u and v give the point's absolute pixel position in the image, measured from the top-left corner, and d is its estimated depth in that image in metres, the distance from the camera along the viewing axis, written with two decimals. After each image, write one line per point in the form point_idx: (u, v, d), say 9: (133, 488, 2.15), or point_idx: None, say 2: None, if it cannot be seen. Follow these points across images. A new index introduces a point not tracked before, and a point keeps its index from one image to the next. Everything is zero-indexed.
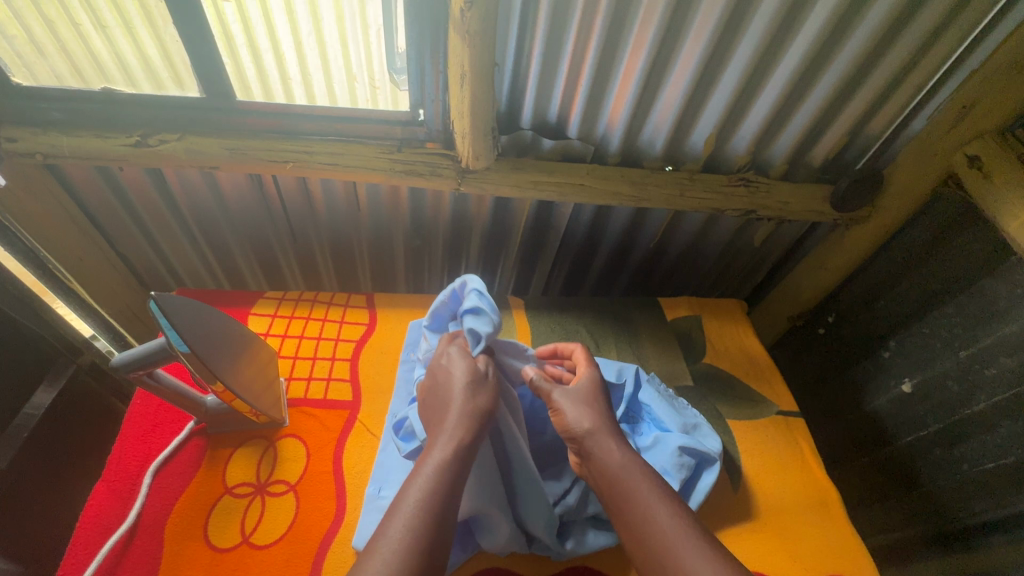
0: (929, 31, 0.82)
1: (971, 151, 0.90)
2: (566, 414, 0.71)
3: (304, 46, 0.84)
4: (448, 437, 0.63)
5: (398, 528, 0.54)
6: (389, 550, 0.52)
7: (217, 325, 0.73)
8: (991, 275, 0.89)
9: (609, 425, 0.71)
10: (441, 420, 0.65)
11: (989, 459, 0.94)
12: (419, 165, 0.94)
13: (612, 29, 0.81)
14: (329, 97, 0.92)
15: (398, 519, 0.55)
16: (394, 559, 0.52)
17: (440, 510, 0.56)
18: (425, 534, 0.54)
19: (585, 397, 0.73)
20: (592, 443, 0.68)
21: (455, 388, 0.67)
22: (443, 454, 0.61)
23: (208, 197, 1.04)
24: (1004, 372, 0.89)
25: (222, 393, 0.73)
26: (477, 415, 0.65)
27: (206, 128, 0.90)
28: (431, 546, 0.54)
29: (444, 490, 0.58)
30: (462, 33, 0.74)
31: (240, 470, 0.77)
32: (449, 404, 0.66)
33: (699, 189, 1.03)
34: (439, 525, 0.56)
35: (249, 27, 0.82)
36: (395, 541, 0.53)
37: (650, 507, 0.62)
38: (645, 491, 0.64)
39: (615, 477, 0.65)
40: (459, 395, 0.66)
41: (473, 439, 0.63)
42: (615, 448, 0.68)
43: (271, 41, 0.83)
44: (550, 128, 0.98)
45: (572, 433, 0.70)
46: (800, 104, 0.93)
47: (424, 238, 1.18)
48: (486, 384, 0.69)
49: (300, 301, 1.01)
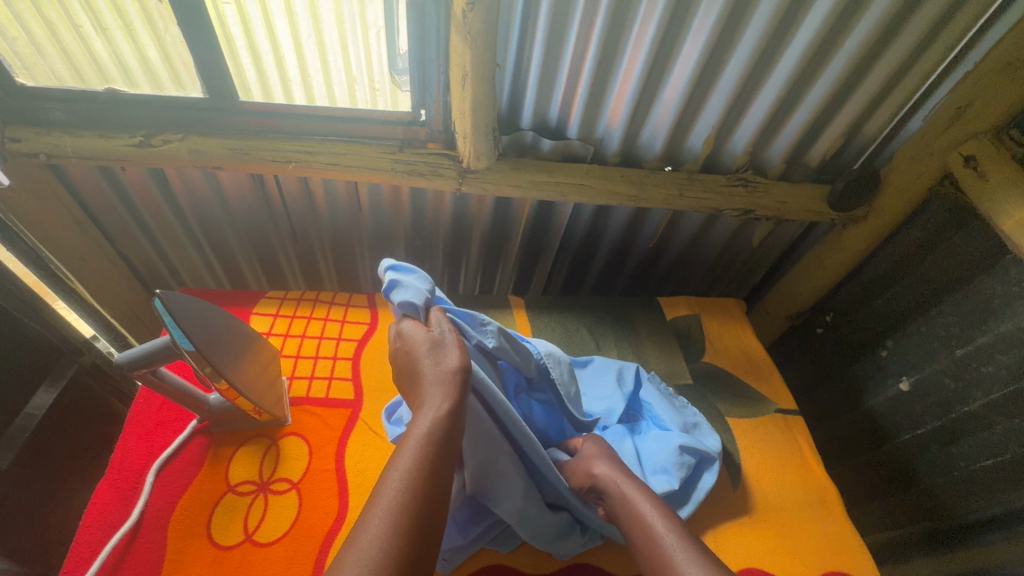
0: (924, 32, 0.83)
1: (967, 151, 0.91)
2: (580, 473, 0.73)
3: (304, 48, 0.84)
4: (428, 404, 0.61)
5: (387, 498, 0.52)
6: (379, 518, 0.51)
7: (219, 323, 0.73)
8: (986, 274, 0.90)
9: (617, 464, 0.73)
10: (420, 390, 0.63)
11: (986, 456, 0.94)
12: (419, 165, 0.95)
13: (612, 31, 0.82)
14: (330, 98, 0.92)
15: (386, 489, 0.53)
16: (383, 527, 0.50)
17: (428, 477, 0.55)
18: (414, 501, 0.52)
19: (595, 450, 0.75)
20: (602, 486, 0.70)
21: (420, 357, 0.65)
22: (424, 419, 0.59)
23: (209, 197, 1.04)
24: (1000, 369, 0.90)
25: (225, 391, 0.73)
26: (450, 377, 0.63)
27: (208, 128, 0.91)
28: (423, 513, 0.52)
29: (430, 455, 0.56)
30: (463, 34, 0.74)
31: (243, 468, 0.77)
32: (422, 372, 0.64)
33: (698, 189, 1.03)
34: (428, 490, 0.54)
35: (249, 30, 0.82)
36: (383, 509, 0.51)
37: (652, 526, 0.63)
38: (647, 512, 0.65)
39: (624, 508, 0.67)
40: (428, 361, 0.64)
41: (453, 401, 0.61)
42: (618, 480, 0.69)
43: (272, 44, 0.84)
44: (550, 129, 0.99)
45: (585, 483, 0.72)
46: (797, 105, 0.94)
47: (425, 238, 1.19)
48: (438, 344, 0.66)
49: (301, 300, 1.01)
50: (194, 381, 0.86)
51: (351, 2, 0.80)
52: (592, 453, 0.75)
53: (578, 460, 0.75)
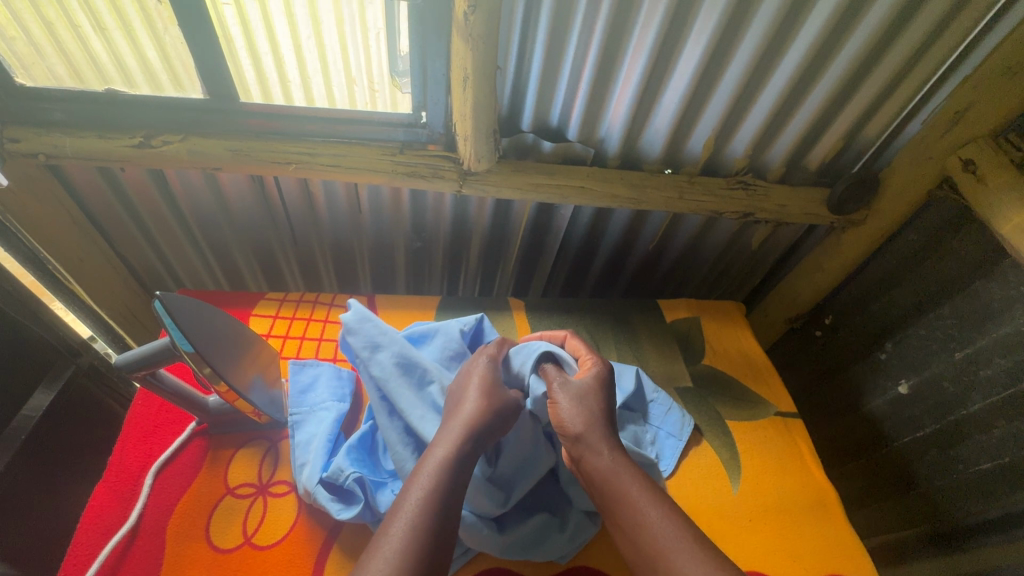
0: (923, 38, 0.84)
1: (965, 155, 0.91)
2: (557, 408, 0.70)
3: (304, 49, 0.84)
4: (455, 430, 0.64)
5: (405, 515, 0.56)
6: (400, 530, 0.54)
7: (218, 324, 0.73)
8: (985, 277, 0.91)
9: (603, 424, 0.69)
10: (452, 416, 0.67)
11: (984, 459, 0.95)
12: (420, 167, 0.95)
13: (613, 34, 0.82)
14: (329, 100, 0.92)
15: (406, 503, 0.57)
16: (403, 539, 0.53)
17: (448, 497, 0.58)
18: (433, 516, 0.56)
19: (584, 394, 0.71)
20: (582, 446, 0.67)
21: (470, 390, 0.70)
22: (450, 443, 0.63)
23: (209, 199, 1.04)
24: (999, 372, 0.90)
25: (225, 393, 0.73)
26: (493, 414, 0.67)
27: (208, 129, 0.91)
28: (439, 526, 0.56)
29: (451, 477, 0.60)
30: (464, 36, 0.74)
31: (242, 471, 0.77)
32: (462, 402, 0.69)
33: (698, 191, 1.04)
34: (446, 509, 0.57)
35: (249, 31, 0.82)
36: (404, 523, 0.55)
37: (639, 508, 0.61)
38: (633, 492, 0.63)
39: (606, 478, 0.65)
40: (474, 395, 0.69)
41: (482, 433, 0.65)
42: (604, 451, 0.66)
43: (272, 45, 0.84)
44: (550, 131, 0.99)
45: (566, 431, 0.69)
46: (797, 108, 0.94)
47: (425, 240, 1.19)
48: (503, 393, 0.71)
49: (301, 302, 1.01)
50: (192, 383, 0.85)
51: (351, 3, 0.80)
52: (575, 397, 0.70)
53: (559, 394, 0.71)
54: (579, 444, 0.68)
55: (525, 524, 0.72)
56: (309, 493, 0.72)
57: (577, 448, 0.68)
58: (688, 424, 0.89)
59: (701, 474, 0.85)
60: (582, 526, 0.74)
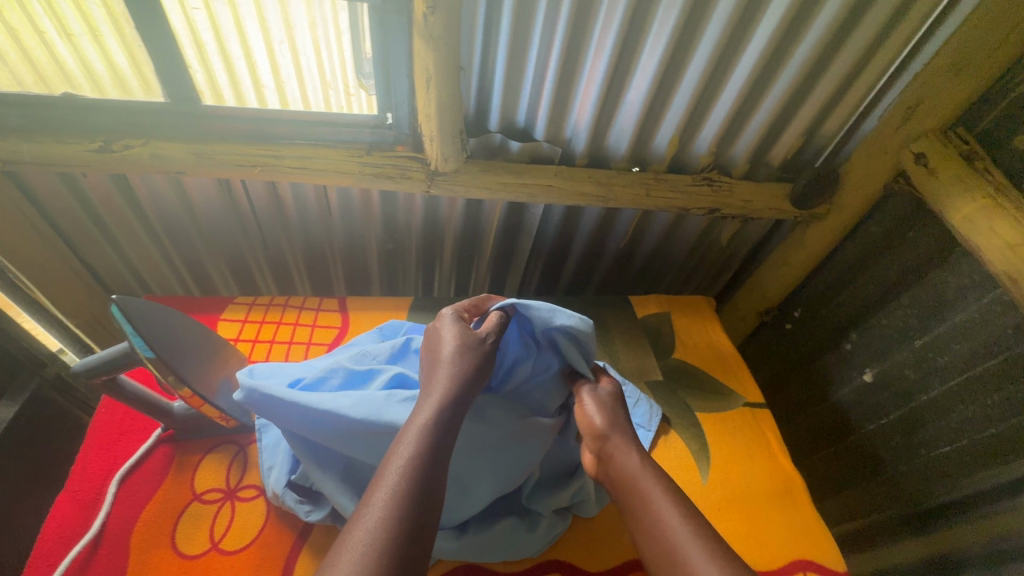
0: (874, 37, 0.86)
1: (918, 149, 0.94)
2: (582, 412, 0.74)
3: (278, 54, 0.84)
4: (434, 393, 0.62)
5: (390, 480, 0.52)
6: (383, 498, 0.51)
7: (179, 328, 0.72)
8: (940, 267, 0.94)
9: (629, 430, 0.71)
10: (431, 379, 0.64)
11: (945, 442, 0.97)
12: (388, 168, 0.94)
13: (574, 35, 0.83)
14: (310, 105, 0.92)
15: (390, 470, 0.53)
16: (388, 505, 0.50)
17: (431, 460, 0.55)
18: (419, 481, 0.53)
19: (610, 398, 0.75)
20: (611, 443, 0.69)
21: (445, 346, 0.67)
22: (430, 407, 0.60)
23: (176, 203, 1.03)
24: (955, 358, 0.93)
25: (190, 398, 0.72)
26: (467, 373, 0.65)
27: (171, 132, 0.90)
28: (426, 492, 0.53)
29: (431, 439, 0.57)
30: (426, 37, 0.75)
31: (209, 477, 0.76)
32: (439, 360, 0.66)
33: (664, 188, 1.05)
34: (429, 474, 0.54)
35: (221, 35, 0.80)
36: (387, 490, 0.51)
37: (655, 507, 0.60)
38: (654, 492, 0.62)
39: (628, 478, 0.64)
40: (449, 353, 0.66)
41: (462, 394, 0.63)
42: (631, 451, 0.67)
43: (245, 50, 0.83)
44: (517, 131, 1.00)
45: (593, 430, 0.71)
46: (756, 106, 0.97)
47: (397, 241, 1.19)
48: (473, 347, 0.67)
49: (271, 305, 1.00)
50: (154, 388, 0.84)
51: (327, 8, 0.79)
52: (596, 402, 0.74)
53: (582, 398, 0.75)
54: (603, 442, 0.69)
55: (492, 526, 0.72)
56: (277, 497, 0.72)
57: (605, 447, 0.69)
58: (656, 414, 0.91)
59: (671, 465, 0.87)
60: (552, 524, 0.76)
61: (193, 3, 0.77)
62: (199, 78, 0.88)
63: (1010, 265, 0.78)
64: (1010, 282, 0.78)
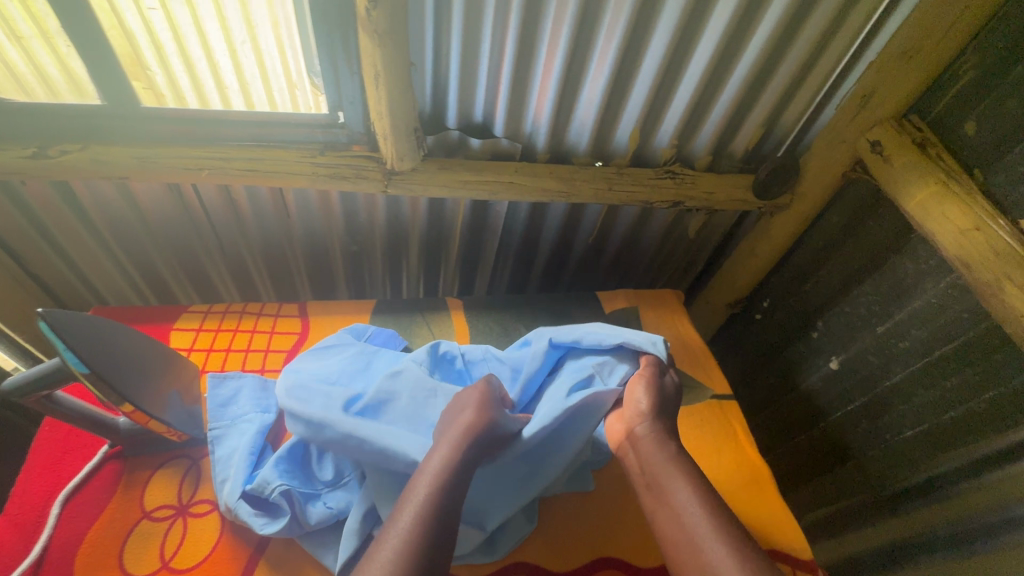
0: (826, 26, 0.87)
1: (873, 137, 0.94)
2: (632, 390, 0.75)
3: (240, 54, 0.81)
4: (455, 429, 0.66)
5: (413, 507, 0.57)
6: (405, 523, 0.55)
7: (104, 339, 0.67)
8: (898, 253, 0.95)
9: (669, 422, 0.72)
10: (454, 420, 0.69)
11: (908, 427, 0.98)
12: (344, 169, 0.92)
13: (527, 28, 0.82)
14: (274, 105, 0.89)
15: (414, 497, 0.58)
16: (410, 531, 0.54)
17: (443, 506, 0.57)
18: (439, 511, 0.57)
19: (662, 389, 0.76)
20: (647, 427, 0.71)
21: (471, 395, 0.72)
22: (452, 442, 0.64)
23: (125, 210, 0.99)
24: (916, 343, 0.94)
25: (134, 414, 0.69)
26: (484, 425, 0.67)
27: (110, 136, 0.86)
28: (445, 520, 0.56)
29: (444, 488, 0.59)
30: (370, 32, 0.72)
31: (160, 493, 0.73)
32: (463, 405, 0.71)
33: (627, 182, 1.05)
34: (443, 518, 0.56)
35: (180, 36, 0.77)
36: (410, 516, 0.56)
37: (678, 500, 0.62)
38: (680, 484, 0.63)
39: (658, 466, 0.66)
40: (474, 399, 0.70)
41: (478, 441, 0.65)
42: (664, 442, 0.69)
43: (205, 50, 0.79)
44: (476, 127, 0.98)
45: (634, 409, 0.73)
46: (715, 98, 0.96)
47: (361, 243, 1.16)
48: (492, 401, 0.70)
49: (227, 313, 0.97)
50: (94, 403, 0.80)
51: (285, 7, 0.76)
52: (649, 385, 0.75)
53: (639, 378, 0.76)
54: (641, 424, 0.71)
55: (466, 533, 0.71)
56: (231, 510, 0.70)
57: (639, 427, 0.71)
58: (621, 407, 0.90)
59: None
60: (516, 525, 0.75)
61: (148, 4, 0.73)
62: (159, 81, 0.84)
63: (963, 250, 0.79)
64: (963, 267, 0.79)
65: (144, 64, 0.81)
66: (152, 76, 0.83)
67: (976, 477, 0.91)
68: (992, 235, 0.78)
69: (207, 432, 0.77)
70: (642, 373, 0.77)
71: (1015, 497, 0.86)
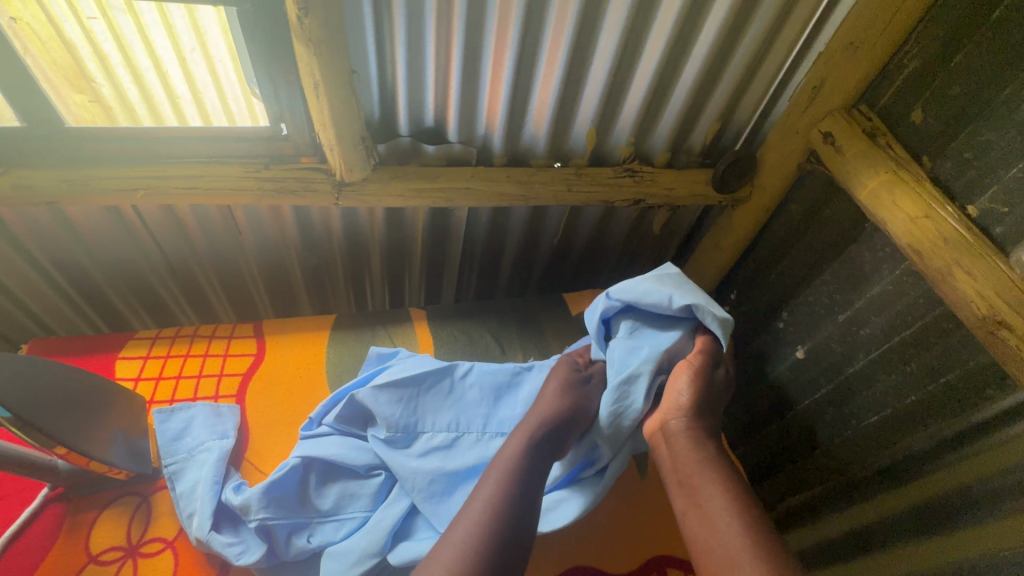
0: (773, 20, 0.87)
1: (825, 128, 0.95)
2: (672, 380, 0.68)
3: (189, 63, 0.81)
4: (528, 420, 0.69)
5: (485, 496, 0.59)
6: (475, 512, 0.57)
7: (21, 381, 0.64)
8: (855, 242, 0.96)
9: (705, 418, 0.67)
10: (534, 410, 0.71)
11: (872, 413, 0.98)
12: (290, 182, 0.89)
13: (472, 30, 0.80)
14: (205, 118, 0.87)
15: (486, 487, 0.60)
16: (482, 517, 0.56)
17: (517, 499, 0.59)
18: (513, 499, 0.59)
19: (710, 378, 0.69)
20: (684, 422, 0.65)
21: (553, 383, 0.74)
22: (525, 433, 0.66)
23: (63, 236, 0.95)
24: (876, 330, 0.95)
25: (70, 456, 0.67)
26: (565, 412, 0.70)
27: (36, 159, 0.82)
28: (520, 508, 0.59)
29: (514, 483, 0.60)
30: (304, 41, 0.70)
31: (107, 535, 0.70)
32: (544, 394, 0.73)
33: (586, 183, 1.03)
34: (519, 510, 0.58)
35: (124, 46, 0.77)
36: (481, 506, 0.58)
37: (713, 505, 0.58)
38: (715, 490, 0.59)
39: (693, 465, 0.62)
40: (556, 390, 0.72)
41: (559, 424, 0.68)
42: (701, 444, 0.64)
43: (153, 61, 0.79)
44: (428, 133, 0.96)
45: (671, 400, 0.67)
46: (669, 95, 0.96)
47: (320, 257, 1.13)
48: (574, 387, 0.73)
49: (177, 337, 0.93)
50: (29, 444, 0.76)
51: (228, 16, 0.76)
52: (695, 375, 0.68)
53: (684, 368, 0.68)
54: (678, 417, 0.66)
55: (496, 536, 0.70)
56: (203, 543, 0.67)
57: (676, 422, 0.66)
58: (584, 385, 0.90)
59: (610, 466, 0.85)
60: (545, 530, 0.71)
61: (88, 14, 0.73)
62: (105, 92, 0.82)
63: (913, 237, 0.80)
64: (915, 254, 0.80)
65: (87, 75, 0.79)
66: (97, 88, 0.81)
67: (939, 460, 0.92)
68: (941, 221, 0.79)
69: (164, 468, 0.74)
70: (688, 361, 0.69)
71: (975, 478, 0.88)
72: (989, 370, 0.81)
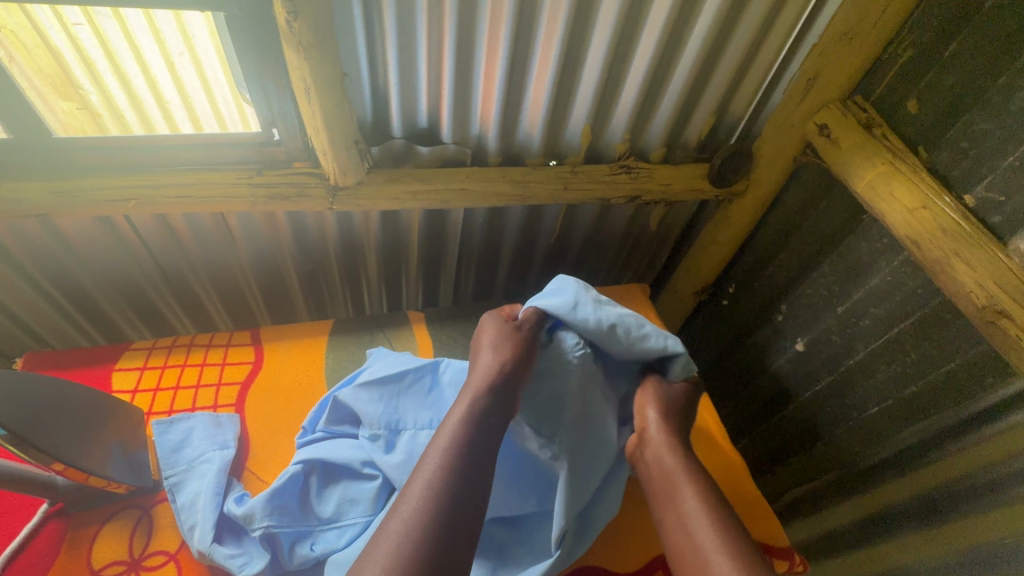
0: (767, 13, 0.86)
1: (820, 120, 0.94)
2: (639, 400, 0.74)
3: (178, 67, 0.78)
4: (469, 386, 0.67)
5: (427, 470, 0.58)
6: (419, 489, 0.56)
7: (17, 397, 0.63)
8: (852, 233, 0.95)
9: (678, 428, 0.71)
10: (473, 374, 0.69)
11: (873, 403, 0.99)
12: (284, 188, 0.88)
13: (463, 29, 0.79)
14: (193, 123, 0.85)
15: (427, 461, 0.59)
16: (424, 494, 0.56)
17: (460, 471, 0.58)
18: (454, 471, 0.58)
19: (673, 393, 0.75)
20: (654, 432, 0.70)
21: (485, 340, 0.72)
22: (467, 400, 0.65)
23: (54, 248, 0.93)
24: (876, 321, 0.95)
25: (68, 472, 0.66)
26: (501, 368, 0.68)
27: (25, 170, 0.81)
28: (464, 479, 0.58)
29: (463, 455, 0.59)
30: (294, 45, 0.69)
31: (109, 550, 0.69)
32: (479, 355, 0.71)
33: (581, 180, 1.03)
34: (464, 483, 0.57)
35: (111, 51, 0.75)
36: (423, 481, 0.57)
37: (687, 508, 0.61)
38: (689, 495, 0.62)
39: (668, 472, 0.65)
40: (489, 348, 0.71)
41: (497, 385, 0.66)
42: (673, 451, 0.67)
43: (140, 66, 0.77)
44: (423, 134, 0.95)
45: (640, 415, 0.72)
46: (663, 90, 0.95)
47: (316, 261, 1.12)
48: (510, 341, 0.71)
49: (174, 347, 0.92)
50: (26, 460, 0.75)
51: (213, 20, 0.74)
52: (659, 396, 0.73)
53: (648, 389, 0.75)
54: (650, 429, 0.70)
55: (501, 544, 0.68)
56: (204, 555, 0.67)
57: (647, 434, 0.70)
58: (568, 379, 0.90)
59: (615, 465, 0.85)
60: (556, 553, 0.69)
61: (72, 19, 0.71)
62: (93, 99, 0.80)
63: (911, 229, 0.79)
64: (913, 245, 0.79)
65: (75, 82, 0.77)
66: (85, 95, 0.79)
67: (941, 449, 0.92)
68: (939, 212, 0.79)
69: (163, 481, 0.74)
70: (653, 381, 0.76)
71: (977, 466, 0.88)
72: (989, 358, 0.81)
